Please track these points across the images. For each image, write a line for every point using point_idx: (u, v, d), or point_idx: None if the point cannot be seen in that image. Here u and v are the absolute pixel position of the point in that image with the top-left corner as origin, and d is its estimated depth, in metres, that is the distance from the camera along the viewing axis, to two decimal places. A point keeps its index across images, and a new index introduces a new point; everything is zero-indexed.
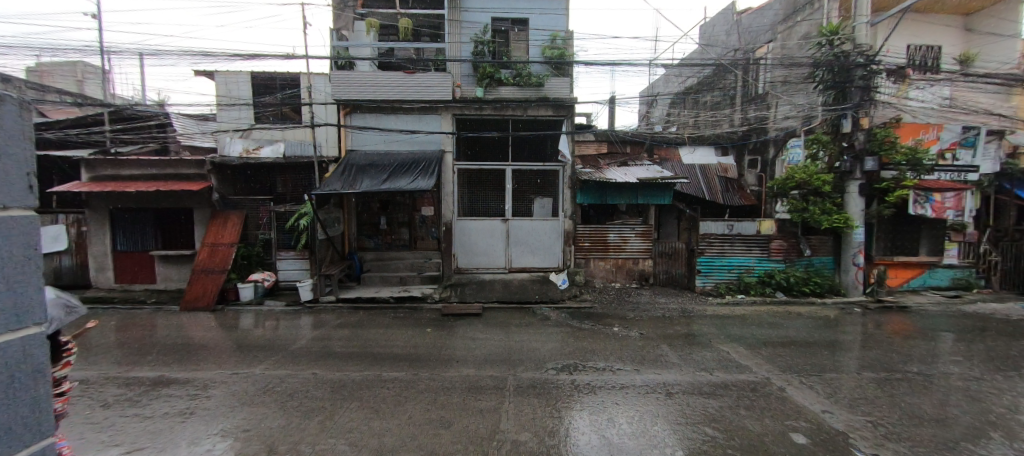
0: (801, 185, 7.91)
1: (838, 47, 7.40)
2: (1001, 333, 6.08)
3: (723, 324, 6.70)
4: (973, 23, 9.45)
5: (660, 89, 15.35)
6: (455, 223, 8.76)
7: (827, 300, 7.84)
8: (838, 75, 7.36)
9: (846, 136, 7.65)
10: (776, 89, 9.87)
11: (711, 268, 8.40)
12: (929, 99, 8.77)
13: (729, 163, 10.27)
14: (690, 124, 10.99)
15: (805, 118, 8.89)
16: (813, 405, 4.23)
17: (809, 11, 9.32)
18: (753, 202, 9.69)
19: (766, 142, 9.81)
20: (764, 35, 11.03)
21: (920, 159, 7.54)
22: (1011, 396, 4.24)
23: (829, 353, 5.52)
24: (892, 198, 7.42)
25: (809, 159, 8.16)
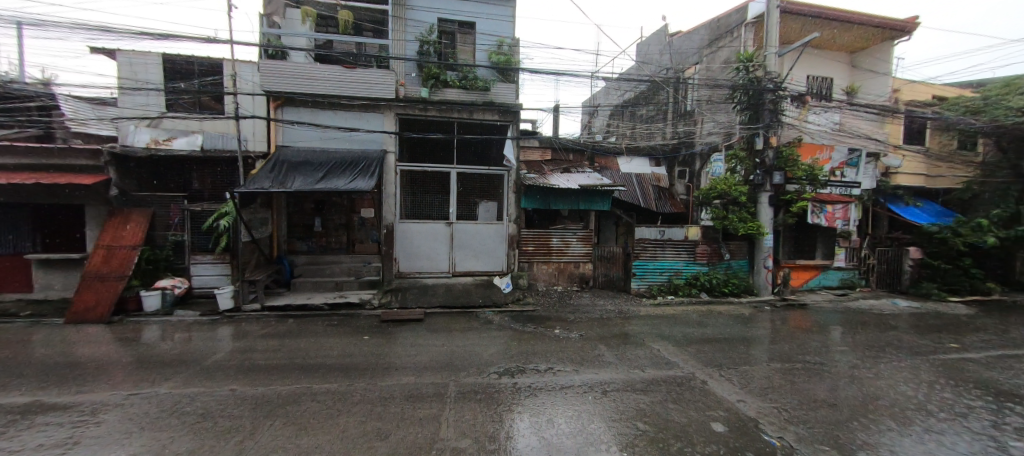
0: (721, 195, 8.78)
1: (752, 73, 8.30)
2: (876, 325, 7.13)
3: (655, 324, 7.14)
4: (857, 61, 11.14)
5: (601, 101, 16.16)
6: (396, 226, 8.46)
7: (742, 299, 8.67)
8: (752, 98, 8.27)
9: (759, 153, 8.55)
10: (702, 107, 10.79)
11: (645, 272, 8.94)
12: (824, 122, 10.10)
13: (662, 173, 10.90)
14: (627, 136, 11.67)
15: (725, 135, 9.86)
16: (730, 395, 4.64)
17: (729, 40, 10.38)
18: (681, 210, 10.51)
19: (694, 155, 10.61)
20: (692, 57, 12.05)
21: (817, 175, 8.63)
22: (881, 379, 4.97)
23: (744, 347, 6.08)
24: (794, 210, 8.42)
25: (729, 172, 9.03)
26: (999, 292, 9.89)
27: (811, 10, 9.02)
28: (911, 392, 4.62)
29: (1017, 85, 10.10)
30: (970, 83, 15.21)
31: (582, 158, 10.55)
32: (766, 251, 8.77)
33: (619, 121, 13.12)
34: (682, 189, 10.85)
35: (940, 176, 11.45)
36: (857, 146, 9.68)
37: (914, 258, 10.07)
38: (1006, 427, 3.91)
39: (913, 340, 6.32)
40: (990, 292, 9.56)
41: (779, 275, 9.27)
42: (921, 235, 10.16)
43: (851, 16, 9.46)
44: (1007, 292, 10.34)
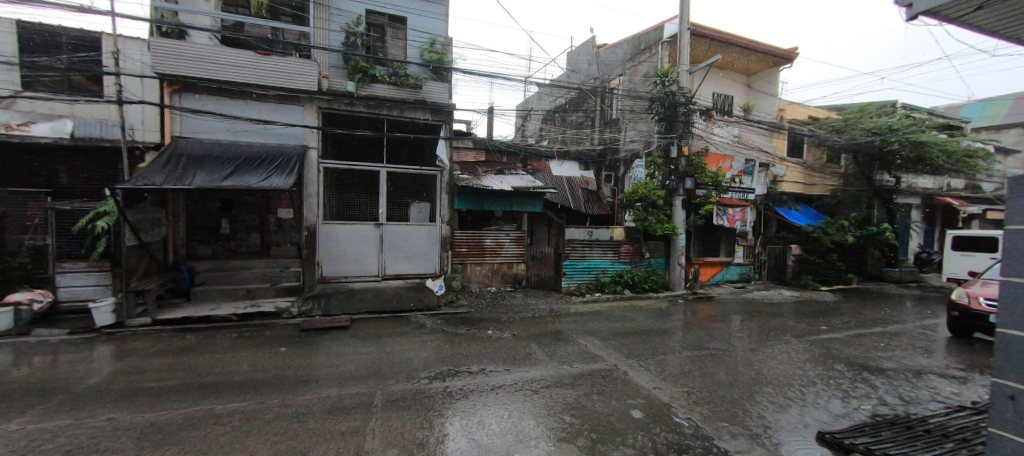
0: (642, 199, 9.56)
1: (667, 88, 9.10)
2: (767, 313, 8.20)
3: (583, 320, 7.49)
4: (753, 82, 12.72)
5: (535, 106, 16.64)
6: (319, 227, 7.88)
7: (660, 294, 9.44)
8: (667, 110, 9.10)
9: (673, 160, 9.41)
10: (625, 116, 11.58)
11: (575, 271, 9.37)
12: (727, 135, 11.38)
13: (590, 177, 11.36)
14: (558, 140, 12.09)
15: (645, 143, 10.71)
16: (648, 383, 5.03)
17: (648, 55, 11.32)
18: (608, 211, 10.94)
19: (619, 161, 11.30)
20: (616, 69, 12.90)
21: (720, 182, 9.77)
22: (768, 359, 5.73)
23: (661, 338, 6.61)
24: (702, 212, 9.43)
25: (649, 177, 9.86)
26: (855, 281, 11.97)
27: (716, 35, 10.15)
28: (790, 370, 5.39)
29: (867, 111, 12.32)
30: (834, 107, 18.25)
31: (515, 161, 10.69)
32: (679, 250, 9.67)
33: (550, 126, 13.61)
34: (608, 193, 11.40)
35: (816, 186, 13.19)
36: (751, 157, 11.13)
37: (795, 254, 11.73)
38: (856, 394, 4.74)
39: (794, 324, 7.39)
40: (849, 282, 11.53)
41: (691, 271, 10.48)
42: (801, 234, 11.91)
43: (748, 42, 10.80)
44: (860, 281, 12.55)
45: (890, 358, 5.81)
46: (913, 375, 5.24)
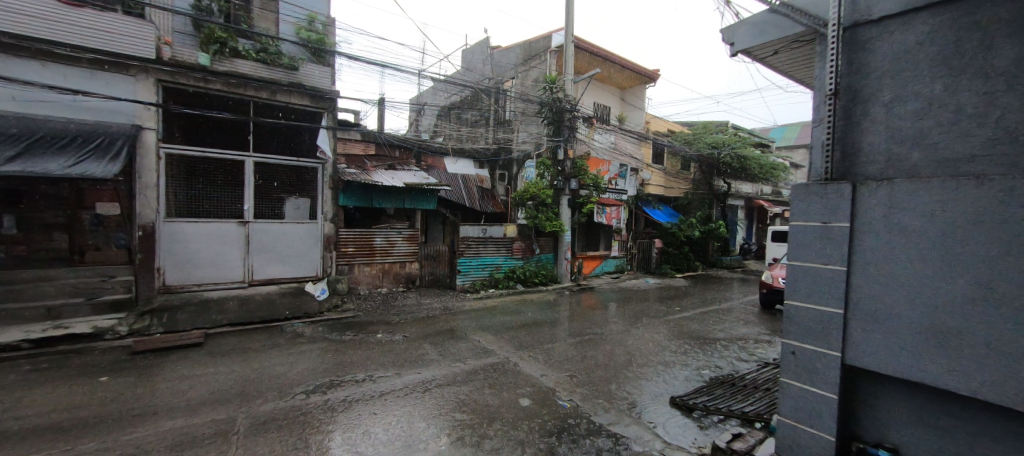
0: (534, 197, 10.20)
1: (555, 94, 9.81)
2: (636, 299, 9.44)
3: (477, 316, 7.62)
4: (626, 97, 14.63)
5: (430, 101, 16.36)
6: (158, 226, 6.53)
7: (548, 287, 10.25)
8: (554, 115, 9.83)
9: (559, 162, 10.23)
10: (517, 117, 12.11)
11: (468, 268, 9.58)
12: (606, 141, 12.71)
13: (485, 174, 11.54)
14: (453, 137, 12.04)
15: (536, 145, 11.39)
16: (536, 372, 5.37)
17: (538, 61, 12.08)
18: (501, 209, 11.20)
19: (511, 161, 11.75)
20: (509, 71, 13.41)
21: (600, 184, 10.77)
22: (632, 339, 6.63)
23: (548, 328, 7.08)
24: (584, 210, 10.38)
25: (539, 177, 10.44)
26: (700, 268, 14.57)
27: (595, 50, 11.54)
28: (650, 347, 6.31)
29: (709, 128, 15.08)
30: (686, 122, 21.81)
31: (407, 156, 10.31)
32: (565, 245, 10.58)
33: (446, 123, 13.52)
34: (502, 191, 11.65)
35: (674, 189, 15.58)
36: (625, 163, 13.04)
37: (658, 248, 13.83)
38: (698, 363, 5.75)
39: (656, 307, 8.64)
40: (695, 269, 14.01)
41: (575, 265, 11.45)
42: (662, 230, 14.04)
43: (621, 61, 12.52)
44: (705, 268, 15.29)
45: (722, 330, 7.19)
46: (736, 341, 6.58)
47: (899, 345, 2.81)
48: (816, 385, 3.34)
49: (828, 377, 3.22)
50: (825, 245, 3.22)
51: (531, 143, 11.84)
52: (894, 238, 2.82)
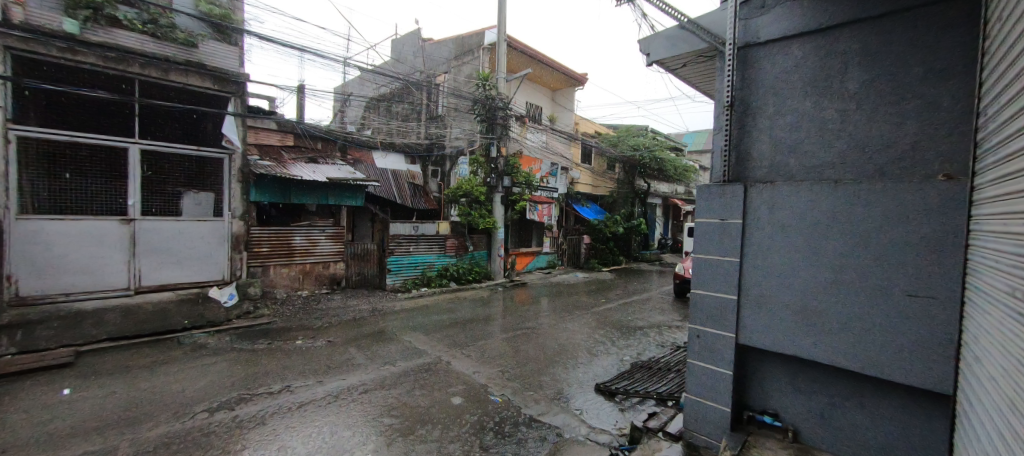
0: (467, 194, 10.15)
1: (487, 91, 9.95)
2: (567, 292, 9.94)
3: (408, 316, 7.46)
4: (557, 98, 15.34)
5: (357, 91, 15.51)
6: (10, 224, 5.42)
7: (482, 283, 10.50)
8: (488, 113, 9.96)
9: (493, 160, 10.40)
10: (450, 113, 11.98)
11: (400, 266, 9.62)
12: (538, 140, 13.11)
13: (416, 171, 11.30)
14: (382, 131, 11.60)
15: (468, 141, 11.43)
16: (468, 369, 5.40)
17: (471, 57, 12.10)
18: (434, 206, 11.18)
19: (444, 157, 11.70)
20: (441, 65, 13.26)
21: (531, 181, 11.03)
22: (559, 330, 7.03)
23: (482, 324, 7.16)
24: (517, 208, 10.60)
25: (472, 174, 10.46)
26: (625, 262, 15.72)
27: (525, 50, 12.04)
28: (576, 337, 6.70)
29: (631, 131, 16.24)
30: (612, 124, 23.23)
31: (331, 147, 9.83)
32: (498, 242, 10.84)
33: (374, 115, 12.95)
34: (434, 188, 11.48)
35: (601, 187, 16.61)
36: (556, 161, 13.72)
37: (586, 243, 14.71)
38: (618, 350, 6.24)
39: (584, 299, 9.17)
40: (620, 262, 15.09)
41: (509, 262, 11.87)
42: (591, 227, 14.91)
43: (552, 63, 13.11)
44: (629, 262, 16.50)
45: (642, 318, 7.85)
46: (653, 328, 7.23)
47: (777, 318, 3.57)
48: (717, 364, 3.89)
49: (723, 356, 3.85)
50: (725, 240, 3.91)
51: (464, 140, 11.80)
52: (775, 232, 3.60)
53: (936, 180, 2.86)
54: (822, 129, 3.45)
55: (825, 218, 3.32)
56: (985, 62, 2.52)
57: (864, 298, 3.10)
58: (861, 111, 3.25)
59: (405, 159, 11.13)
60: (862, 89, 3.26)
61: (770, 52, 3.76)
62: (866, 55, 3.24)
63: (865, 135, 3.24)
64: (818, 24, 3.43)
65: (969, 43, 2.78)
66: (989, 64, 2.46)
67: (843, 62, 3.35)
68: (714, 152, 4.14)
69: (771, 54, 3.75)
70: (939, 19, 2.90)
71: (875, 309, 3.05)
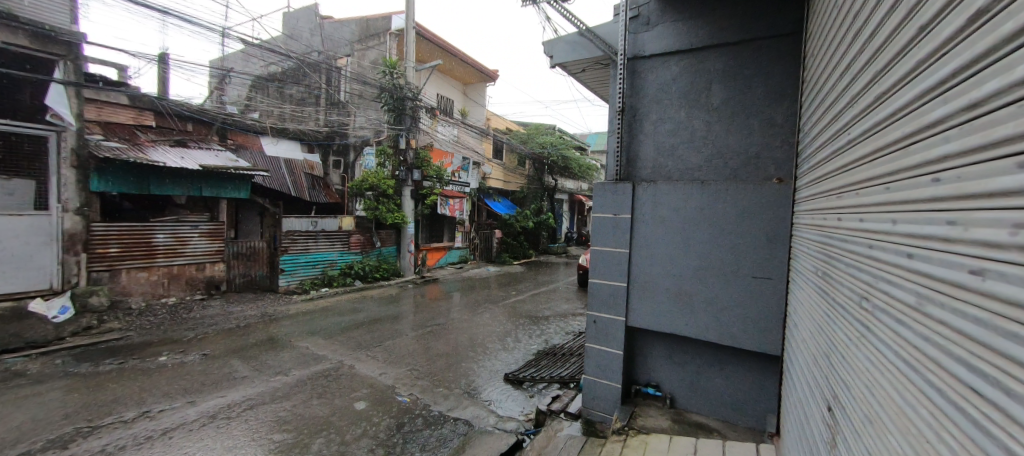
0: (373, 187, 10.13)
1: (395, 79, 9.76)
2: (479, 286, 10.16)
3: (307, 321, 6.90)
4: (468, 92, 15.73)
5: (240, 67, 13.66)
6: None
7: (391, 281, 10.18)
8: (396, 102, 9.77)
9: (402, 152, 10.34)
10: (353, 99, 11.24)
11: (295, 266, 8.79)
12: (449, 134, 13.10)
13: (315, 161, 10.64)
14: (273, 115, 10.47)
15: (374, 131, 10.93)
16: (373, 371, 5.20)
17: (376, 42, 11.57)
18: (336, 200, 10.64)
19: (348, 147, 11.17)
20: (343, 48, 12.44)
21: (442, 175, 11.38)
22: (467, 323, 7.20)
23: (389, 323, 6.98)
24: (427, 202, 10.86)
25: (379, 166, 10.45)
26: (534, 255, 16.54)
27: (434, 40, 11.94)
28: (484, 329, 6.90)
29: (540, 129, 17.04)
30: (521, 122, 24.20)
31: (207, 130, 8.68)
32: (408, 237, 10.83)
33: (263, 97, 11.59)
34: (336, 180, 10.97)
35: (512, 182, 16.94)
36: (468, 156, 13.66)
37: (498, 237, 15.16)
38: (524, 339, 6.56)
39: (495, 292, 9.45)
40: (529, 255, 15.86)
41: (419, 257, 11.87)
42: (502, 221, 15.43)
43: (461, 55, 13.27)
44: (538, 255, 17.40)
45: (547, 307, 8.38)
46: (558, 317, 7.72)
47: (658, 302, 4.05)
48: (610, 345, 4.28)
49: (615, 338, 4.26)
50: (617, 232, 4.30)
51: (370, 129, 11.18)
52: (656, 225, 4.08)
53: (772, 182, 3.51)
54: (692, 135, 4.00)
55: (697, 214, 3.84)
56: (805, 89, 3.17)
57: (723, 281, 3.69)
58: (721, 122, 3.83)
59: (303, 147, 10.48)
60: (723, 104, 3.83)
61: (653, 64, 4.21)
62: (725, 75, 3.81)
63: (724, 143, 3.83)
64: (690, 46, 3.96)
65: (795, 74, 3.46)
66: (807, 93, 3.08)
67: (709, 79, 3.90)
68: (608, 151, 4.50)
69: (654, 66, 4.20)
70: (772, 49, 3.56)
71: (730, 288, 3.66)
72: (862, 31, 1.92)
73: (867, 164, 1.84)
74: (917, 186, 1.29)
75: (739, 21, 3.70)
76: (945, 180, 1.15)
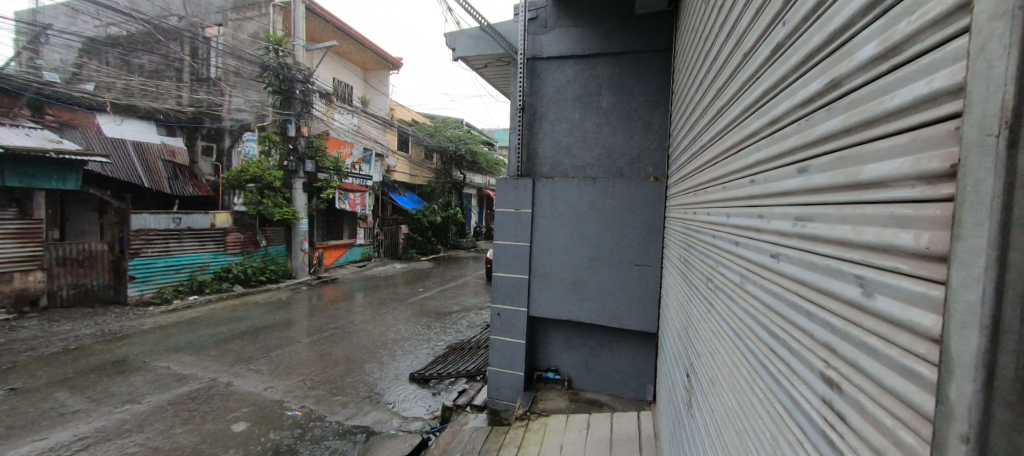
0: (255, 179, 9.23)
1: (281, 57, 8.98)
2: (384, 285, 9.84)
3: (164, 338, 5.99)
4: (369, 78, 15.27)
5: (64, 26, 10.99)
6: None
7: (280, 284, 9.40)
8: (282, 84, 9.01)
9: (291, 139, 9.60)
10: (228, 78, 9.85)
11: (152, 271, 7.60)
12: (347, 123, 12.41)
13: (177, 146, 9.19)
14: (117, 90, 8.70)
15: (256, 114, 9.83)
16: (256, 387, 4.70)
17: (256, 14, 10.40)
18: (209, 193, 9.29)
19: (221, 130, 9.76)
20: (213, 17, 10.89)
21: (340, 167, 10.87)
22: (366, 322, 6.96)
23: (277, 331, 6.42)
24: (323, 196, 10.25)
25: (263, 154, 9.52)
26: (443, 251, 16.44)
27: (327, 18, 11.11)
28: (384, 328, 6.74)
29: (448, 123, 16.86)
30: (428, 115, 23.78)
31: (14, 101, 6.77)
32: (300, 234, 10.09)
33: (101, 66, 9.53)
34: (208, 169, 9.68)
35: (418, 177, 17.00)
36: (369, 148, 13.43)
37: (404, 233, 14.68)
38: (428, 336, 6.53)
39: (402, 290, 9.25)
40: (438, 251, 15.75)
41: (315, 256, 10.90)
42: (408, 216, 15.00)
43: (360, 39, 12.68)
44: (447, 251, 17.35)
45: (454, 302, 8.47)
46: (465, 311, 7.84)
47: (556, 292, 4.30)
48: (514, 335, 4.42)
49: (518, 328, 4.41)
50: (517, 227, 4.45)
51: (250, 113, 9.88)
52: (554, 219, 4.31)
53: (650, 181, 3.96)
54: (585, 136, 4.30)
55: (590, 209, 4.15)
56: (675, 100, 3.62)
57: (611, 269, 4.07)
58: (609, 125, 4.19)
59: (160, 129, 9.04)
60: (610, 108, 4.18)
61: (550, 66, 4.40)
62: (613, 82, 4.16)
63: (612, 144, 4.19)
64: (582, 51, 4.24)
65: (666, 86, 3.95)
66: (677, 104, 3.53)
67: (598, 85, 4.23)
68: (510, 147, 4.62)
69: (551, 68, 4.40)
70: (649, 62, 4.01)
71: (617, 276, 4.05)
72: (720, 50, 2.24)
73: (724, 164, 2.16)
74: (767, 178, 1.54)
75: (623, 34, 4.06)
76: (801, 171, 1.24)
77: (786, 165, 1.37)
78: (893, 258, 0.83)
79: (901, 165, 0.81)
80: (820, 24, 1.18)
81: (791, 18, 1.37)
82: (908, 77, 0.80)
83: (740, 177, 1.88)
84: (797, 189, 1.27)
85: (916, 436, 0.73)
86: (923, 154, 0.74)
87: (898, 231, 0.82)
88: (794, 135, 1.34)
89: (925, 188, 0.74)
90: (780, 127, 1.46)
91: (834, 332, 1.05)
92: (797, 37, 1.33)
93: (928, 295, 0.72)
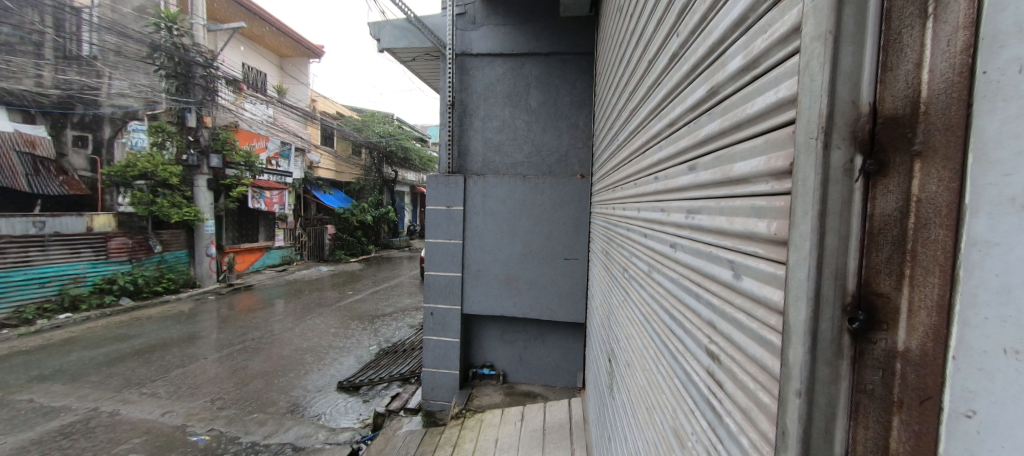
0: (145, 174, 8.01)
1: (178, 37, 8.08)
2: (308, 290, 9.18)
3: (24, 366, 4.99)
4: (285, 66, 14.14)
5: None
6: None
7: (181, 294, 8.35)
8: (179, 67, 8.03)
9: (191, 130, 8.59)
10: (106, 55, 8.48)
11: (4, 287, 6.38)
12: (260, 114, 11.47)
13: (38, 137, 7.69)
14: None
15: (146, 101, 8.62)
16: (151, 413, 4.12)
17: None
18: (84, 192, 8.03)
19: (99, 117, 8.48)
20: None
21: (253, 163, 10.10)
22: (285, 331, 6.45)
23: (179, 347, 5.72)
24: (233, 195, 9.34)
25: (155, 146, 8.27)
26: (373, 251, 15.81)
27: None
28: (308, 336, 6.31)
29: (376, 117, 16.17)
30: (354, 107, 22.57)
31: None
32: (206, 238, 9.05)
33: None
34: (83, 163, 8.25)
35: (344, 173, 16.13)
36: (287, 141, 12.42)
37: (330, 233, 13.86)
38: (357, 340, 6.24)
39: (330, 294, 8.71)
40: (368, 251, 15.12)
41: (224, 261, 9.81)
42: (335, 216, 14.17)
43: (273, 21, 11.72)
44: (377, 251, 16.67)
45: (387, 303, 8.19)
46: (397, 313, 7.62)
47: (488, 288, 4.33)
48: (448, 335, 4.36)
49: (452, 327, 4.37)
50: (448, 226, 4.40)
51: (139, 99, 8.61)
52: (486, 216, 4.33)
53: (576, 178, 4.13)
54: (515, 134, 4.36)
55: (522, 206, 4.23)
56: (598, 101, 3.81)
57: (542, 264, 4.19)
58: (538, 123, 4.29)
59: (13, 114, 7.40)
60: (540, 106, 4.28)
61: (480, 63, 4.39)
62: (541, 81, 4.26)
63: (542, 142, 4.30)
64: (512, 50, 4.29)
65: (591, 87, 4.14)
66: (600, 105, 3.70)
67: (527, 83, 4.31)
68: (441, 143, 4.53)
69: (481, 64, 4.39)
70: (575, 63, 4.18)
71: (548, 270, 4.18)
72: (633, 54, 2.39)
73: (636, 162, 2.32)
74: (667, 175, 1.67)
75: (550, 34, 4.19)
76: (692, 168, 1.37)
77: (681, 163, 1.50)
78: (754, 244, 0.94)
79: (758, 163, 0.92)
80: (704, 36, 1.31)
81: (683, 29, 1.51)
82: (764, 86, 0.91)
83: (648, 175, 2.04)
84: (689, 185, 1.39)
85: (769, 396, 0.86)
86: (773, 154, 0.86)
87: (757, 220, 0.92)
88: (686, 136, 1.47)
89: (776, 183, 0.86)
90: (676, 128, 1.60)
91: (714, 312, 1.17)
92: (688, 47, 1.47)
93: (775, 275, 0.85)
